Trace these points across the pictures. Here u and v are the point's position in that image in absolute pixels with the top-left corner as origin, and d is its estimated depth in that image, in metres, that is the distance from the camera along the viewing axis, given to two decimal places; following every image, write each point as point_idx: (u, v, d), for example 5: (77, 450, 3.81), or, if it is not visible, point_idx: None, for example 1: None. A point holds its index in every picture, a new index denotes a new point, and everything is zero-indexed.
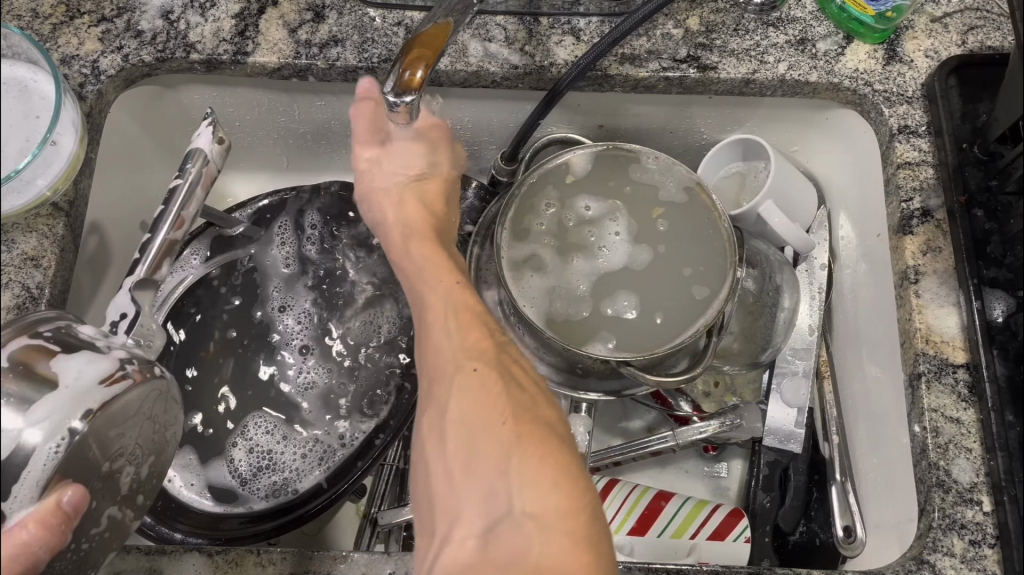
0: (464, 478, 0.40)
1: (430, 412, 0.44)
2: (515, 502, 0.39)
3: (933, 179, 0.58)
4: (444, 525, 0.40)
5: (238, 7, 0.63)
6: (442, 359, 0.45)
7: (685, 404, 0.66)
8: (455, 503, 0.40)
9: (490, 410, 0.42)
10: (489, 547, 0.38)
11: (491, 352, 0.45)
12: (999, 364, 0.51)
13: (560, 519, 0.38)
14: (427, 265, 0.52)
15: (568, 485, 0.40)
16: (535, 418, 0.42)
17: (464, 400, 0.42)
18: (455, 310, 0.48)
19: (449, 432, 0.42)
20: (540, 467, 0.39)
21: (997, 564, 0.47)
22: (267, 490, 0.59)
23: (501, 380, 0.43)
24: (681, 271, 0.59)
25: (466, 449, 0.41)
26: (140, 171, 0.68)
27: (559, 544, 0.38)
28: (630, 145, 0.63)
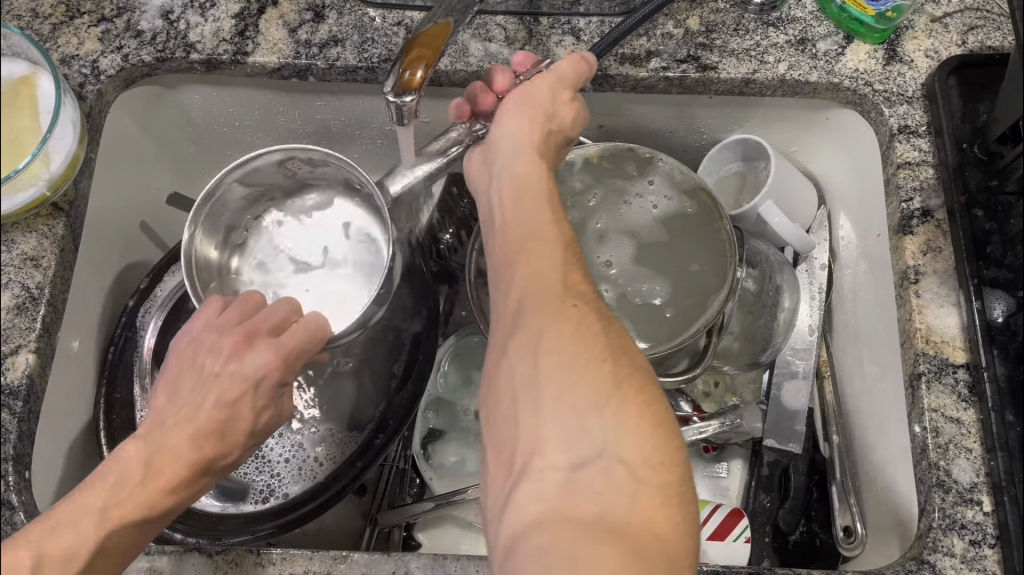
0: (563, 457, 0.36)
1: (508, 272, 0.43)
2: (606, 444, 0.36)
3: (933, 179, 0.58)
4: (524, 454, 0.37)
5: (238, 7, 0.63)
6: (536, 289, 0.41)
7: (685, 404, 0.67)
8: (508, 460, 0.38)
9: (573, 325, 0.39)
10: (574, 482, 0.35)
11: (594, 341, 0.39)
12: (999, 364, 0.51)
13: (652, 472, 0.36)
14: (604, 343, 0.39)
15: (666, 484, 0.36)
16: (650, 399, 0.38)
17: (529, 270, 0.42)
18: (539, 291, 0.41)
19: (545, 365, 0.38)
20: (634, 415, 0.37)
21: (998, 564, 0.47)
22: (257, 492, 0.60)
23: (599, 327, 0.40)
24: (690, 266, 0.58)
25: (540, 354, 0.39)
26: (140, 171, 0.68)
27: (648, 503, 0.35)
28: (627, 144, 0.64)
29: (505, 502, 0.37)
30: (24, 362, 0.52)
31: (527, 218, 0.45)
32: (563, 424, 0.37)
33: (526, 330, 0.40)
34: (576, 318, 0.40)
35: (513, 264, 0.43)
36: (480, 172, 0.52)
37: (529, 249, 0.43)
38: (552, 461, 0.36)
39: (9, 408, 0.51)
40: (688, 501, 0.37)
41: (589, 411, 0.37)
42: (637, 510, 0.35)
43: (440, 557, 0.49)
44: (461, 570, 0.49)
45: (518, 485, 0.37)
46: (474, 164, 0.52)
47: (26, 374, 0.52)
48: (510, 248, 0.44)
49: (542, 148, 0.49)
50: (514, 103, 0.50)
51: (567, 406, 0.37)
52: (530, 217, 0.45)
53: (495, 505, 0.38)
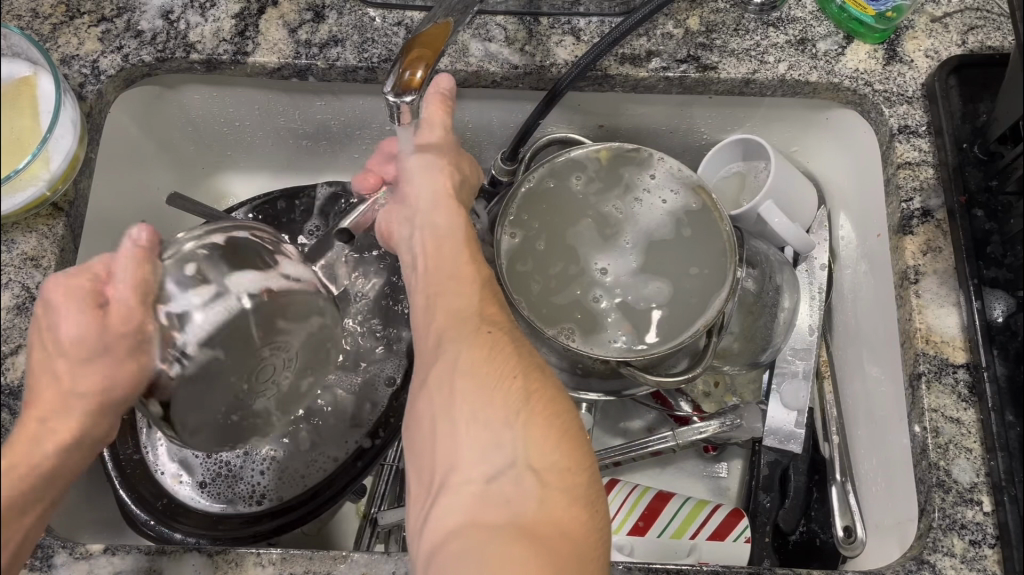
0: (476, 470, 0.38)
1: (428, 301, 0.45)
2: (518, 457, 0.38)
3: (933, 179, 0.57)
4: (441, 472, 0.39)
5: (238, 7, 0.63)
6: (449, 319, 0.43)
7: (685, 404, 0.67)
8: (426, 480, 0.40)
9: (485, 349, 0.41)
10: (490, 493, 0.37)
11: (508, 360, 0.41)
12: (999, 364, 0.51)
13: (561, 479, 0.38)
14: (515, 363, 0.41)
15: (576, 490, 0.39)
16: (561, 412, 0.40)
17: (444, 300, 0.45)
18: (454, 318, 0.43)
19: (459, 385, 0.40)
20: (543, 429, 0.39)
21: (998, 564, 0.47)
22: (254, 494, 0.61)
23: (511, 350, 0.42)
24: (688, 268, 0.59)
25: (455, 377, 0.40)
26: (140, 171, 0.68)
27: (560, 509, 0.37)
28: (632, 145, 0.63)
29: (423, 519, 0.39)
30: (25, 362, 0.52)
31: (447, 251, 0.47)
32: (477, 439, 0.38)
33: (442, 357, 0.42)
34: (486, 339, 0.42)
35: (430, 294, 0.45)
36: (400, 222, 0.51)
37: (445, 278, 0.46)
38: (468, 475, 0.38)
39: (9, 408, 0.51)
40: (597, 505, 0.39)
41: (502, 426, 0.39)
42: (552, 518, 0.37)
43: None
44: None
45: (437, 500, 0.38)
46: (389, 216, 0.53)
47: (26, 373, 0.52)
48: (428, 286, 0.46)
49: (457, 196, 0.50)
50: (424, 161, 0.50)
51: (481, 420, 0.39)
52: (449, 250, 0.47)
53: (415, 524, 0.40)
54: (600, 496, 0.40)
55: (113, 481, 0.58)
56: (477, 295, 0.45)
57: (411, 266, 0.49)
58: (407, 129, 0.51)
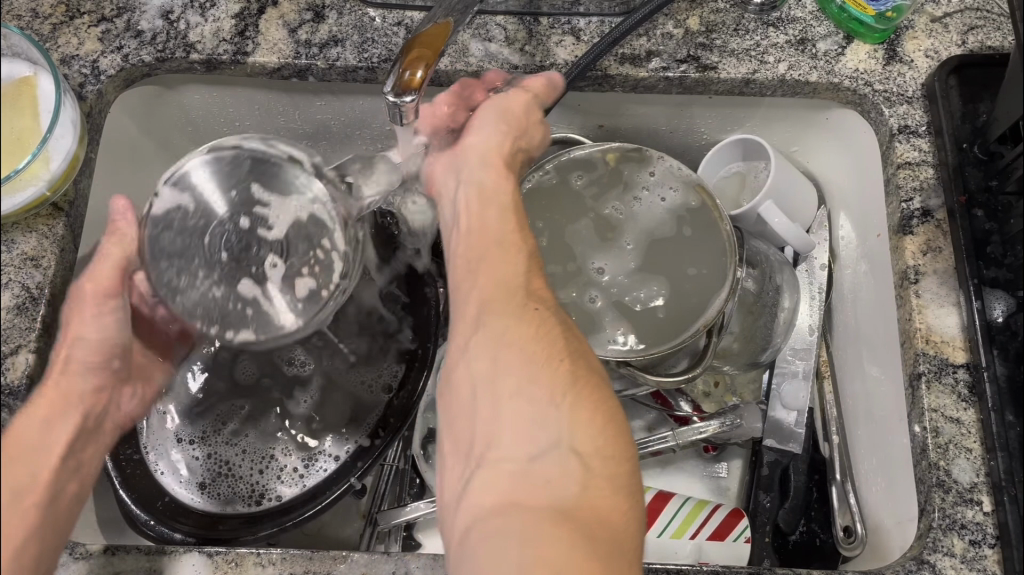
0: (516, 447, 0.37)
1: (472, 272, 0.44)
2: (562, 437, 0.36)
3: (933, 179, 0.58)
4: (479, 445, 0.38)
5: (238, 7, 0.63)
6: (495, 290, 0.42)
7: (685, 404, 0.67)
8: (464, 453, 0.39)
9: (531, 325, 0.41)
10: (530, 471, 0.36)
11: (553, 337, 0.40)
12: (999, 364, 0.51)
13: (605, 465, 0.37)
14: (560, 340, 0.40)
15: (619, 478, 0.37)
16: (605, 396, 0.39)
17: (489, 271, 0.44)
18: (499, 289, 0.42)
19: (504, 357, 0.39)
20: (589, 410, 0.38)
21: (998, 564, 0.47)
22: (253, 493, 0.61)
23: (557, 329, 0.41)
24: (686, 268, 0.58)
25: (500, 350, 0.40)
26: (140, 171, 0.68)
27: (601, 495, 0.36)
28: (634, 145, 0.63)
29: (460, 493, 0.38)
30: (24, 362, 0.52)
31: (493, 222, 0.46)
32: (518, 414, 0.37)
33: (487, 329, 0.41)
34: (532, 314, 0.41)
35: (475, 264, 0.45)
36: (444, 171, 0.53)
37: (491, 248, 0.45)
38: (508, 451, 0.37)
39: (9, 408, 0.51)
40: (639, 496, 0.38)
41: (545, 402, 0.37)
42: (592, 503, 0.35)
43: (439, 557, 0.49)
44: None
45: (475, 474, 0.37)
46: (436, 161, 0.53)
47: (26, 373, 0.52)
48: (472, 255, 0.45)
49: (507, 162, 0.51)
50: (492, 114, 0.52)
51: (524, 395, 0.38)
52: (496, 220, 0.46)
53: (451, 499, 0.39)
54: (641, 487, 0.38)
55: (113, 481, 0.58)
56: (523, 268, 0.44)
57: (452, 228, 0.49)
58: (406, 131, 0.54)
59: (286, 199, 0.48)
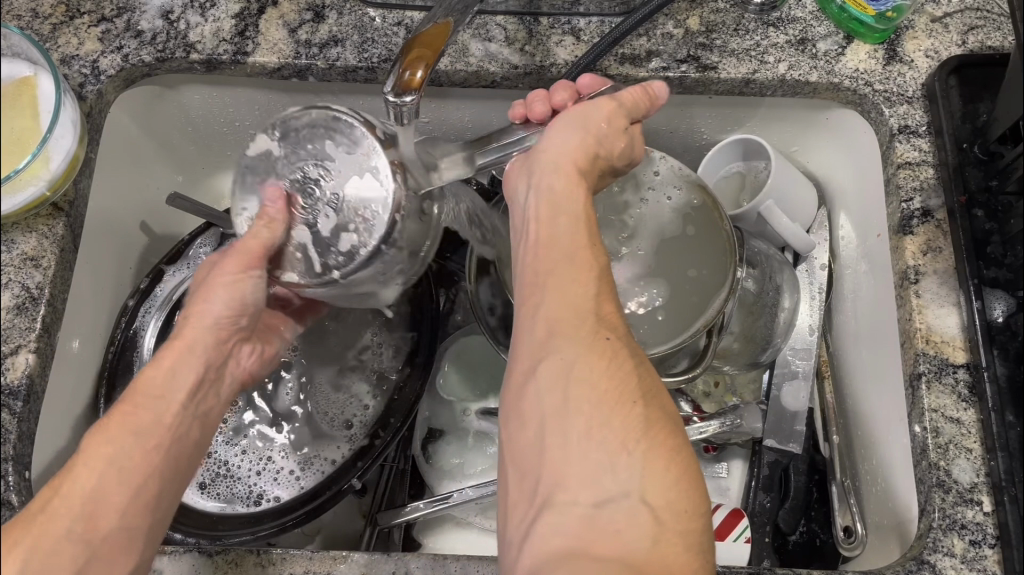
0: (587, 496, 0.36)
1: (538, 293, 0.42)
2: (635, 488, 0.36)
3: (933, 179, 0.57)
4: (547, 486, 0.37)
5: (238, 7, 0.63)
6: (566, 316, 0.40)
7: (685, 404, 0.67)
8: (528, 488, 0.39)
9: (604, 361, 0.39)
10: (599, 522, 0.36)
11: (626, 377, 0.39)
12: (999, 364, 0.51)
13: (678, 519, 0.36)
14: (633, 379, 0.39)
15: (690, 532, 0.37)
16: (677, 443, 0.38)
17: (559, 293, 0.41)
18: (569, 316, 0.40)
19: (575, 397, 0.38)
20: (662, 459, 0.37)
21: (998, 564, 0.47)
22: (251, 494, 0.61)
23: (630, 365, 0.39)
24: (686, 270, 0.58)
25: (572, 388, 0.38)
26: (140, 171, 0.69)
27: (672, 550, 0.36)
28: (635, 146, 0.63)
29: (524, 529, 0.38)
30: (24, 362, 0.52)
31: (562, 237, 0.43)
32: (590, 461, 0.37)
33: (556, 361, 0.39)
34: (605, 349, 0.39)
35: (542, 282, 0.42)
36: (517, 177, 0.48)
37: (561, 266, 0.42)
38: (578, 496, 0.36)
39: (9, 408, 0.51)
40: (706, 547, 0.37)
41: (619, 452, 0.37)
42: (663, 559, 0.35)
43: (440, 557, 0.49)
44: (461, 570, 0.49)
45: (542, 515, 0.37)
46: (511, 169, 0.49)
47: (25, 373, 0.52)
48: (540, 272, 0.42)
49: (583, 171, 0.46)
50: (570, 122, 0.47)
51: (597, 442, 0.37)
52: (567, 232, 0.43)
53: (514, 529, 0.39)
54: (708, 536, 0.38)
55: None
56: (596, 291, 0.41)
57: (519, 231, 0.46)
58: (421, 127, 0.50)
59: (352, 161, 0.44)
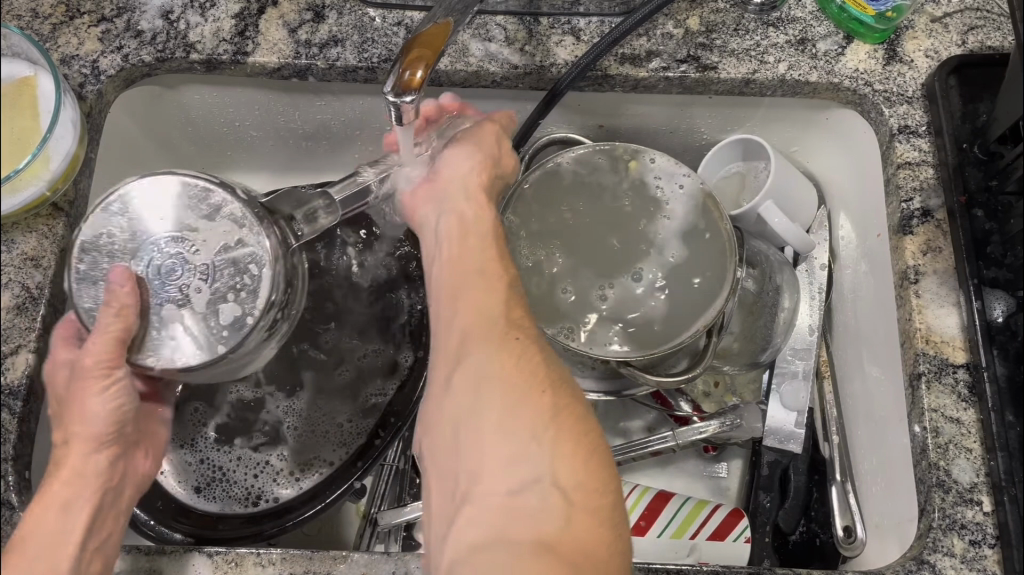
0: (498, 482, 0.38)
1: (452, 301, 0.45)
2: (545, 473, 0.38)
3: (933, 179, 0.57)
4: (463, 482, 0.39)
5: (238, 7, 0.63)
6: (476, 321, 0.43)
7: (685, 404, 0.67)
8: (449, 488, 0.40)
9: (512, 354, 0.41)
10: (512, 505, 0.37)
11: (534, 368, 0.41)
12: (999, 364, 0.51)
13: (589, 499, 0.38)
14: (540, 371, 0.41)
15: (601, 513, 0.38)
16: (587, 427, 0.40)
17: (468, 303, 0.44)
18: (478, 319, 0.43)
19: (484, 391, 0.40)
20: (570, 444, 0.39)
21: (997, 564, 0.48)
22: (248, 494, 0.61)
23: (538, 357, 0.42)
24: (691, 281, 0.58)
25: (481, 382, 0.41)
26: (139, 172, 0.69)
27: (584, 526, 0.37)
28: (631, 145, 0.62)
29: (446, 526, 0.39)
30: (24, 362, 0.52)
31: (471, 251, 0.46)
32: (500, 450, 0.39)
33: (467, 359, 0.42)
34: (509, 342, 0.42)
35: (454, 292, 0.45)
36: (423, 202, 0.52)
37: (469, 276, 0.45)
38: (490, 489, 0.38)
39: (9, 408, 0.51)
40: (620, 527, 0.39)
41: (528, 438, 0.39)
42: (572, 538, 0.37)
43: None
44: None
45: (459, 510, 0.39)
46: (413, 195, 0.52)
47: (26, 374, 0.52)
48: (450, 281, 0.46)
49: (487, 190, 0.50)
50: (467, 146, 0.52)
51: (505, 431, 0.39)
52: (475, 246, 0.47)
53: (439, 526, 0.40)
54: (623, 516, 0.40)
55: None
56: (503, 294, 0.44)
57: (432, 249, 0.50)
58: (408, 129, 0.51)
59: (214, 225, 0.46)
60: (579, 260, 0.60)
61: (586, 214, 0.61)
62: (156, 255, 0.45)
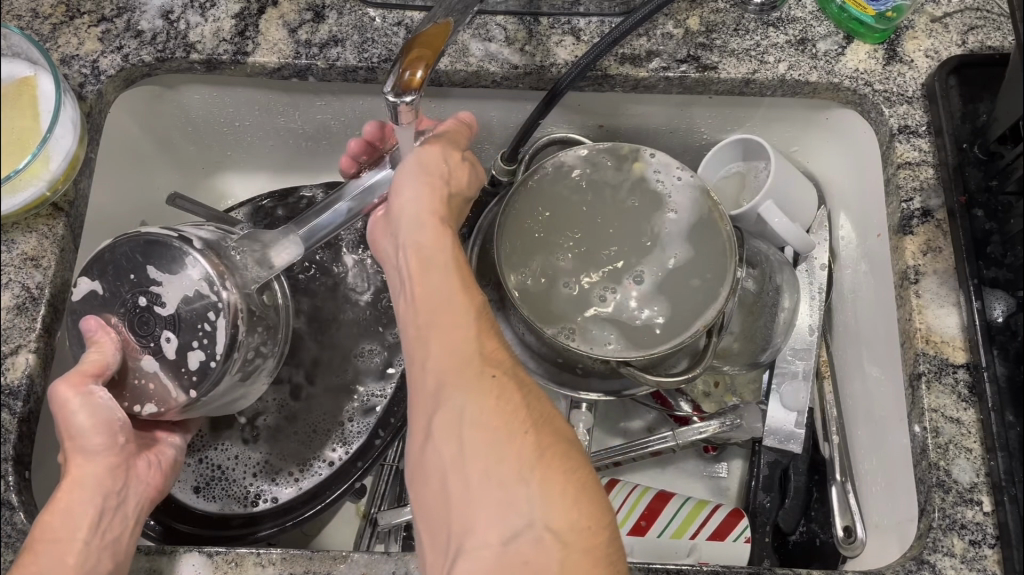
0: (494, 529, 0.38)
1: (424, 345, 0.45)
2: (536, 517, 0.38)
3: (933, 179, 0.58)
4: (456, 534, 0.39)
5: (238, 7, 0.63)
6: (450, 365, 0.43)
7: (685, 404, 0.67)
8: (441, 540, 0.40)
9: (492, 397, 0.42)
10: (509, 553, 0.38)
11: (513, 409, 0.41)
12: (999, 364, 0.51)
13: (582, 538, 0.39)
14: (518, 411, 0.42)
15: (597, 549, 0.39)
16: (571, 463, 0.41)
17: (440, 347, 0.44)
18: (450, 364, 0.43)
19: (468, 439, 0.40)
20: (558, 483, 0.39)
21: (997, 564, 0.48)
22: (247, 495, 0.61)
23: (516, 397, 0.42)
24: (690, 281, 0.58)
25: (462, 429, 0.41)
26: (139, 172, 0.69)
27: (581, 565, 0.38)
28: (630, 145, 0.63)
29: None
30: (24, 362, 0.52)
31: (439, 289, 0.46)
32: (491, 497, 0.39)
33: (446, 406, 0.42)
34: (486, 383, 0.42)
35: (424, 337, 0.45)
36: (384, 236, 0.52)
37: (438, 318, 0.45)
38: (486, 539, 0.38)
39: (9, 408, 0.51)
40: (617, 561, 0.40)
41: (518, 482, 0.39)
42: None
43: None
44: None
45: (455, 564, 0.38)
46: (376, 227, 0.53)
47: (26, 373, 0.52)
48: (421, 323, 0.45)
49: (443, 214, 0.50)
50: (413, 169, 0.51)
51: (494, 477, 0.39)
52: (441, 283, 0.46)
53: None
54: (618, 547, 0.40)
55: None
56: (472, 334, 0.44)
57: (400, 287, 0.49)
58: (407, 130, 0.50)
59: (179, 277, 0.49)
60: (579, 260, 0.59)
61: (586, 215, 0.61)
62: (128, 309, 0.49)
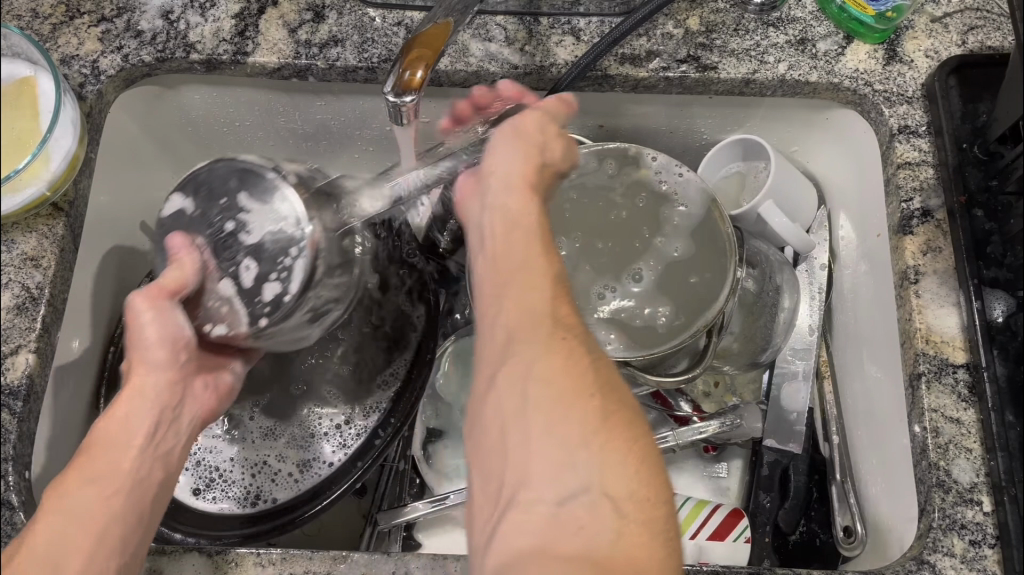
0: (547, 490, 0.35)
1: (497, 297, 0.42)
2: (594, 483, 0.35)
3: (933, 179, 0.58)
4: (511, 486, 0.36)
5: (238, 7, 0.63)
6: (520, 317, 0.40)
7: (685, 404, 0.67)
8: (494, 488, 0.37)
9: (563, 356, 0.38)
10: (559, 516, 0.34)
11: (582, 371, 0.38)
12: (999, 364, 0.51)
13: (639, 510, 0.35)
14: (592, 375, 0.38)
15: (655, 522, 0.35)
16: (636, 433, 0.37)
17: (513, 300, 0.41)
18: (523, 315, 0.40)
19: (534, 393, 0.37)
20: (622, 453, 0.36)
21: (998, 564, 0.48)
22: (246, 495, 0.61)
23: (587, 361, 0.39)
24: (689, 279, 0.58)
25: (528, 383, 0.37)
26: (139, 171, 0.69)
27: (636, 538, 0.34)
28: (631, 146, 0.63)
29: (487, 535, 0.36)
30: (24, 362, 0.52)
31: (513, 245, 0.43)
32: (548, 456, 0.36)
33: (514, 358, 0.39)
34: (558, 342, 0.39)
35: (498, 291, 0.42)
36: (472, 196, 0.48)
37: (512, 273, 0.42)
38: (538, 496, 0.35)
39: (9, 408, 0.51)
40: (674, 542, 0.36)
41: (577, 443, 0.36)
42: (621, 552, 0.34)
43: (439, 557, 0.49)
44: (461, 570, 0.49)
45: (503, 516, 0.36)
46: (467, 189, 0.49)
47: (25, 373, 0.52)
48: (497, 275, 0.42)
49: (535, 178, 0.45)
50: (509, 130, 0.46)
51: (557, 435, 0.36)
52: (518, 238, 0.43)
53: (482, 531, 0.37)
54: (675, 529, 0.37)
55: None
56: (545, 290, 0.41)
57: (478, 245, 0.46)
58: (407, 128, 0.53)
59: (269, 211, 0.46)
60: (578, 259, 0.59)
61: (587, 214, 0.61)
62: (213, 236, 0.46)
